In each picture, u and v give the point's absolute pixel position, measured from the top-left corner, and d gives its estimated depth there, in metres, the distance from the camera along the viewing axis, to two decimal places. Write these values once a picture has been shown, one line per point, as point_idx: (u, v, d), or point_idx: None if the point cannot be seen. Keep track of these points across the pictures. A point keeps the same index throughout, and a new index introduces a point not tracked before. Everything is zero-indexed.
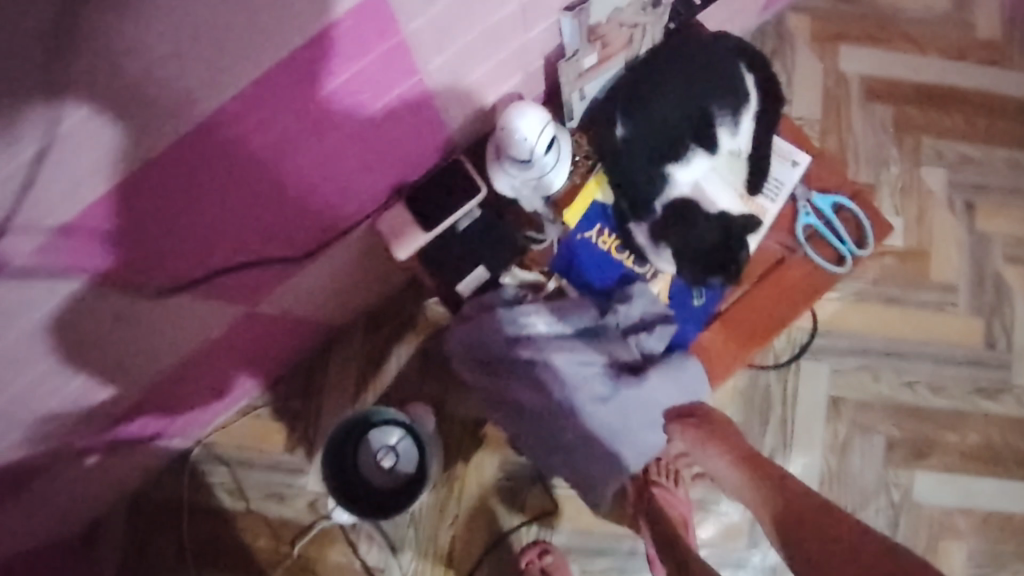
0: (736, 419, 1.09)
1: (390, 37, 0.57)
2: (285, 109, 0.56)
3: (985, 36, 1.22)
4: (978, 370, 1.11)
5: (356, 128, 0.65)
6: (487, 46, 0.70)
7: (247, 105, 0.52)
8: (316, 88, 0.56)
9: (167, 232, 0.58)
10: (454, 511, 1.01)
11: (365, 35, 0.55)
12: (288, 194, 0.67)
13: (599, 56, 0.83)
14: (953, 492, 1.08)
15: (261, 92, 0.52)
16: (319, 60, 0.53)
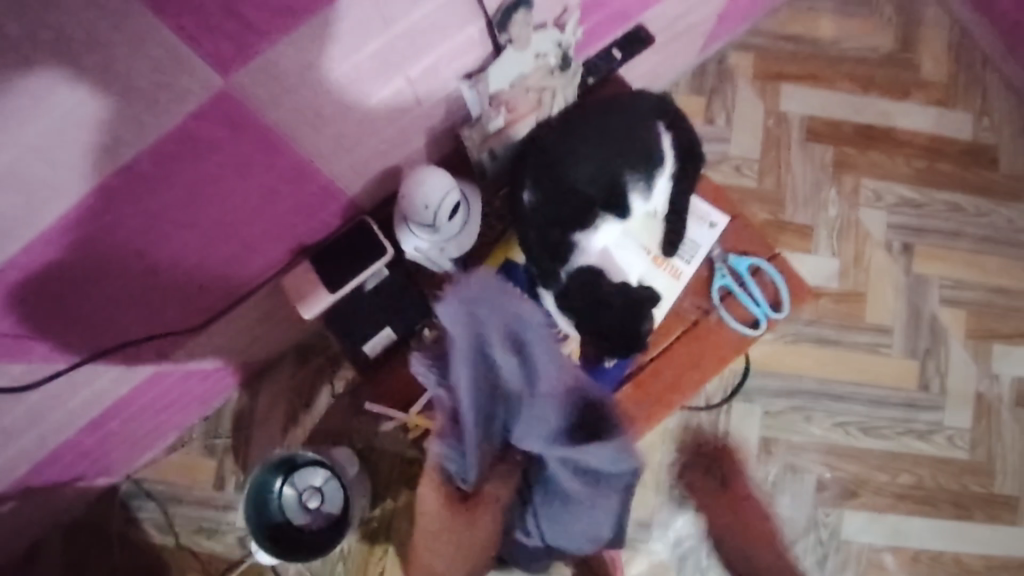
0: (668, 459, 1.10)
1: (247, 130, 0.62)
2: (138, 208, 0.61)
3: (927, 78, 1.19)
4: (910, 413, 1.11)
5: (232, 208, 0.70)
6: (374, 118, 0.72)
7: (105, 202, 0.58)
8: (176, 183, 0.62)
9: (45, 311, 0.64)
10: (383, 546, 1.05)
11: (205, 134, 0.59)
12: (175, 270, 0.72)
13: (506, 118, 0.83)
14: (881, 530, 1.10)
15: (111, 193, 0.57)
16: (168, 159, 0.58)
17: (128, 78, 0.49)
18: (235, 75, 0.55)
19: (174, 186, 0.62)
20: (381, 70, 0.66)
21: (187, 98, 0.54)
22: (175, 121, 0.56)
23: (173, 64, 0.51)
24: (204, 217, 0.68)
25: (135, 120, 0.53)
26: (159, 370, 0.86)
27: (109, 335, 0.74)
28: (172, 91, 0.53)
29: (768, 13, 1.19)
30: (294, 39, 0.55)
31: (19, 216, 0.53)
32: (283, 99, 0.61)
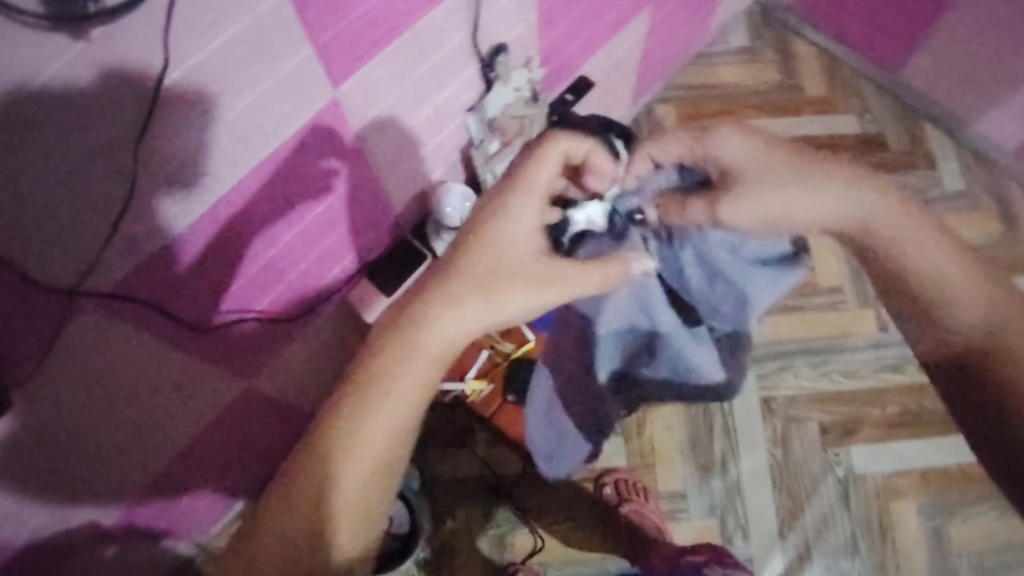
0: (686, 435, 1.24)
1: (343, 134, 0.80)
2: (267, 191, 0.76)
3: (814, 94, 1.47)
4: (880, 351, 1.28)
5: (325, 212, 0.86)
6: (415, 143, 0.93)
7: (254, 182, 0.74)
8: (294, 173, 0.78)
9: (200, 287, 0.76)
10: (453, 562, 1.17)
11: (322, 134, 0.77)
12: (279, 272, 0.86)
13: (500, 141, 1.05)
14: (888, 458, 1.22)
15: (260, 177, 0.74)
16: (292, 151, 0.76)
17: (281, 81, 0.69)
18: (343, 90, 0.76)
19: (300, 183, 0.79)
20: (417, 99, 0.87)
21: (315, 107, 0.74)
22: (304, 124, 0.74)
23: (307, 74, 0.71)
24: (313, 214, 0.84)
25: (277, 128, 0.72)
26: (251, 392, 0.96)
27: (230, 328, 0.85)
28: (300, 100, 0.72)
29: (676, 70, 1.47)
30: (375, 63, 0.77)
31: (200, 194, 0.69)
32: (369, 110, 0.81)
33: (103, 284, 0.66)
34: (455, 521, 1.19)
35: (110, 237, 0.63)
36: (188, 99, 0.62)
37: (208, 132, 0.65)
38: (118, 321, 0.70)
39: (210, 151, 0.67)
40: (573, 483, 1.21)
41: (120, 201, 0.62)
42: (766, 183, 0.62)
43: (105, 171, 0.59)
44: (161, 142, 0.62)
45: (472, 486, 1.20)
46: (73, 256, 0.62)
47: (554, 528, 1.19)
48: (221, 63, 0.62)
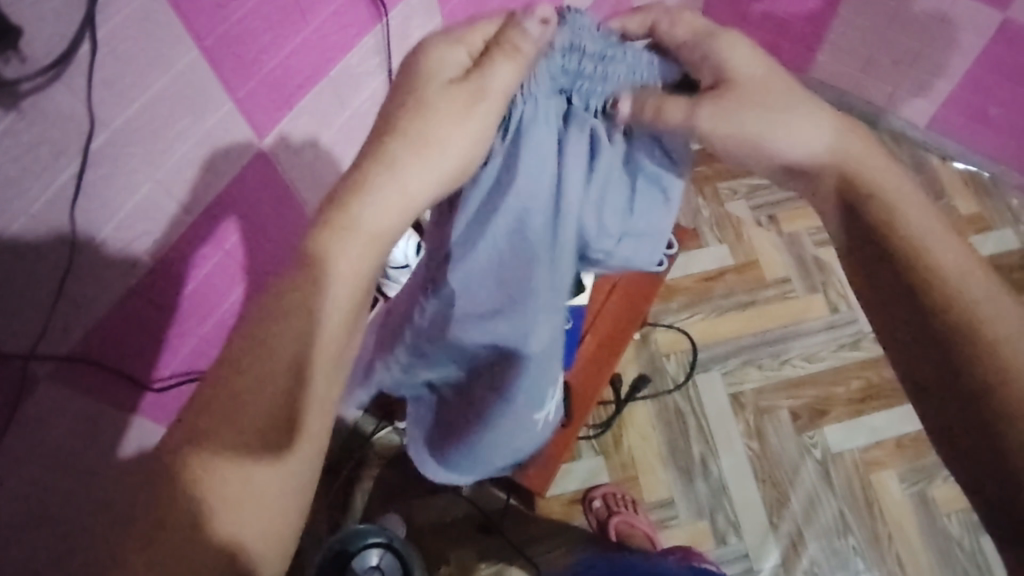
0: (663, 442, 1.25)
1: (275, 182, 0.86)
2: (209, 248, 0.81)
3: None
4: (835, 331, 1.31)
5: (268, 262, 0.92)
6: None
7: (190, 234, 0.77)
8: (233, 227, 0.83)
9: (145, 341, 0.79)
10: None
11: (248, 182, 0.82)
12: (225, 323, 0.91)
13: None
14: (861, 433, 1.24)
15: (195, 227, 0.78)
16: (230, 203, 0.81)
17: (209, 134, 0.72)
18: (268, 142, 0.81)
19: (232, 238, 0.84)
20: (345, 142, 0.92)
21: (241, 161, 0.79)
22: (231, 176, 0.79)
23: (231, 127, 0.74)
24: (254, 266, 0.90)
25: (207, 181, 0.76)
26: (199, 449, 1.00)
27: (180, 381, 0.88)
28: (225, 152, 0.76)
29: None
30: (297, 112, 0.82)
31: (145, 249, 0.72)
32: (297, 157, 0.86)
33: (55, 352, 0.68)
34: (447, 566, 1.17)
35: (55, 302, 0.65)
36: (116, 160, 0.64)
37: (139, 191, 0.68)
38: (69, 389, 0.72)
39: (143, 209, 0.69)
40: (559, 508, 1.21)
41: (62, 267, 0.64)
42: (775, 98, 0.54)
43: (45, 239, 0.61)
44: (95, 204, 0.64)
45: (460, 528, 1.19)
46: (22, 326, 0.63)
47: (548, 554, 1.18)
48: (143, 124, 0.65)
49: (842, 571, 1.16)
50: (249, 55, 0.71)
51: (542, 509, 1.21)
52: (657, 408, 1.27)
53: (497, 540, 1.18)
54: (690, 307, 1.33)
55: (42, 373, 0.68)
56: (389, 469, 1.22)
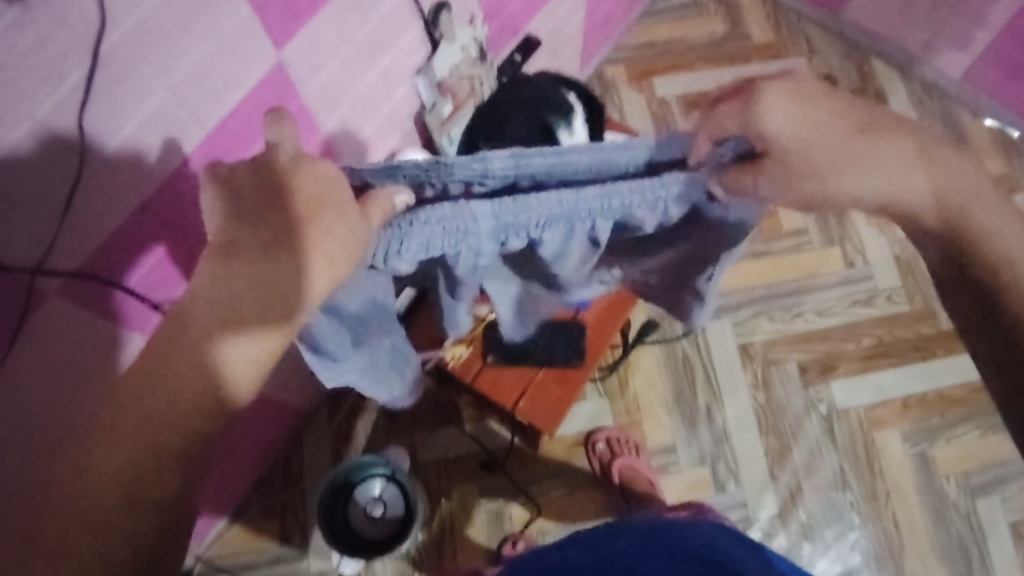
0: (670, 389, 1.25)
1: (293, 101, 0.80)
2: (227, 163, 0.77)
3: (762, 41, 1.48)
4: (849, 286, 1.29)
5: None
6: (367, 110, 0.93)
7: (202, 152, 0.73)
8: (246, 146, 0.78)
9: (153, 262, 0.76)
10: (452, 545, 1.16)
11: (267, 95, 0.76)
12: None
13: (452, 104, 1.07)
14: (867, 390, 1.24)
15: (210, 141, 0.73)
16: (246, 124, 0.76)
17: (224, 43, 0.67)
18: (286, 53, 0.75)
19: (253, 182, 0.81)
20: (362, 61, 0.87)
21: (259, 71, 0.73)
22: (249, 87, 0.74)
23: (248, 34, 0.69)
24: None
25: (220, 95, 0.71)
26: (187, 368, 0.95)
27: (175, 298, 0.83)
28: (242, 62, 0.71)
29: (622, 30, 1.47)
30: (316, 23, 0.76)
31: (151, 163, 0.69)
32: (316, 75, 0.81)
33: (59, 272, 0.66)
34: (450, 501, 1.18)
35: (65, 214, 0.63)
36: (128, 64, 0.60)
37: (152, 99, 0.64)
38: (78, 305, 0.71)
39: (156, 118, 0.66)
40: (564, 449, 1.21)
41: (69, 178, 0.62)
42: (829, 158, 0.51)
43: (50, 146, 0.58)
44: (105, 111, 0.61)
45: (462, 464, 1.19)
46: (27, 238, 0.61)
47: (551, 492, 1.19)
48: (155, 27, 0.60)
49: (837, 525, 1.18)
50: None
51: (546, 449, 1.21)
52: (665, 354, 1.26)
53: (502, 476, 1.19)
54: None
55: (50, 289, 0.67)
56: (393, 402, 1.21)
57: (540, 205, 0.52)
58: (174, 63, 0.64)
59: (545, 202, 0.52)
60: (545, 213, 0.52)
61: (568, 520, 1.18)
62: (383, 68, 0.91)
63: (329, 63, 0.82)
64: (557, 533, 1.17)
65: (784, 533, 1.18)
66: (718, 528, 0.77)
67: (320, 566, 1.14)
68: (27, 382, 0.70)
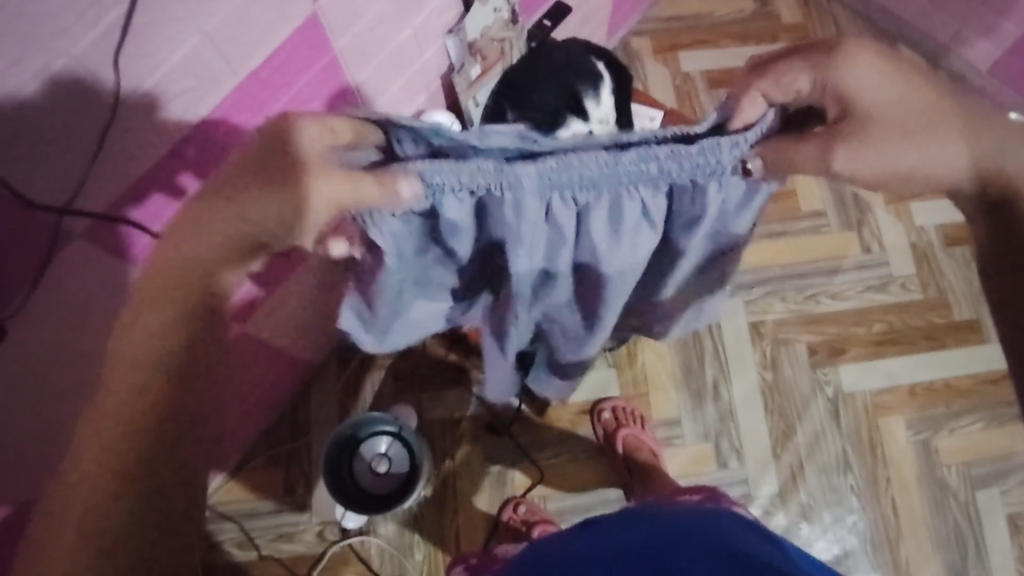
0: (678, 364, 1.25)
1: (326, 54, 0.79)
2: (259, 114, 0.76)
3: (790, 21, 1.46)
4: (864, 272, 1.29)
5: None
6: (396, 67, 0.92)
7: (235, 99, 0.72)
8: (276, 97, 0.77)
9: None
10: (453, 505, 1.17)
11: (301, 47, 0.75)
12: None
13: (481, 67, 1.04)
14: (875, 376, 1.24)
15: (244, 90, 0.72)
16: (279, 72, 0.75)
17: None
18: (323, 4, 0.73)
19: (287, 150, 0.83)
20: (397, 17, 0.85)
21: (295, 20, 0.71)
22: (285, 37, 0.72)
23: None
24: None
25: (256, 44, 0.69)
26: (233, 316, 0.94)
27: None
28: (279, 10, 0.69)
29: (651, 3, 1.45)
30: None
31: (184, 108, 0.68)
32: (350, 29, 0.79)
33: (85, 212, 0.66)
34: (454, 461, 1.19)
35: (93, 154, 0.63)
36: (165, 5, 0.58)
37: (188, 42, 0.63)
38: (104, 247, 0.70)
39: (191, 63, 0.65)
40: (569, 417, 1.22)
41: (103, 116, 0.61)
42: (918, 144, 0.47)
43: (85, 83, 0.57)
44: (140, 51, 0.60)
45: (469, 426, 1.20)
46: (55, 175, 0.61)
47: (555, 459, 1.20)
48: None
49: (836, 508, 1.19)
50: None
51: (552, 416, 1.21)
52: None
53: (507, 440, 1.20)
54: None
55: (75, 229, 0.66)
56: (403, 362, 1.21)
57: (582, 162, 0.50)
58: (214, 8, 0.62)
59: (590, 160, 0.50)
60: (589, 174, 0.50)
61: (571, 488, 1.19)
62: (416, 25, 0.88)
63: (365, 17, 0.80)
64: (559, 499, 1.18)
65: (783, 512, 1.19)
66: (745, 518, 0.76)
67: (322, 518, 1.15)
68: (47, 318, 0.70)
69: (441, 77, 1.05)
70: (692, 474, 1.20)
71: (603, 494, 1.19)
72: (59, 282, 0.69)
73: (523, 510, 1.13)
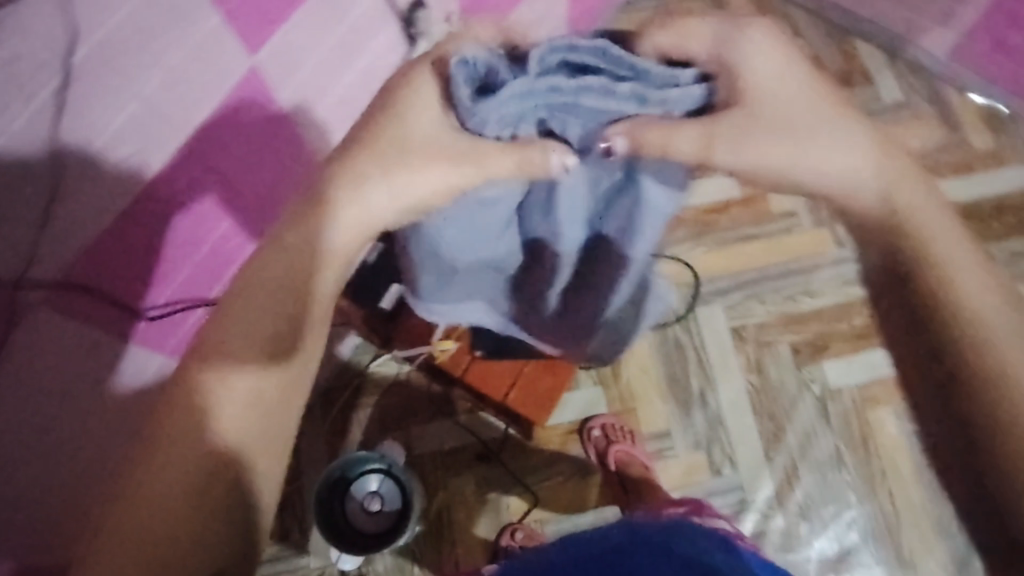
0: (663, 375, 1.25)
1: (272, 105, 0.80)
2: (209, 168, 0.77)
3: None
4: (840, 267, 1.30)
5: (265, 190, 0.87)
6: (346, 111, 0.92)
7: (181, 156, 0.73)
8: (224, 153, 0.78)
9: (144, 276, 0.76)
10: (450, 537, 1.17)
11: (244, 100, 0.76)
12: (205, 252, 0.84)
13: None
14: (860, 369, 1.24)
15: (191, 148, 0.73)
16: (224, 126, 0.76)
17: (196, 52, 0.68)
18: (260, 58, 0.75)
19: (235, 213, 0.84)
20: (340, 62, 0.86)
21: (234, 76, 0.73)
22: (226, 91, 0.73)
23: (219, 42, 0.70)
24: (247, 191, 0.84)
25: (197, 103, 0.71)
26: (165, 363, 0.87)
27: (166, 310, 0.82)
28: (216, 69, 0.71)
29: (605, 19, 1.44)
30: (289, 26, 0.77)
31: (132, 172, 0.68)
32: (293, 78, 0.81)
33: (42, 284, 0.64)
34: (447, 493, 1.19)
35: (46, 227, 0.63)
36: (99, 76, 0.60)
37: (127, 109, 0.64)
38: (65, 314, 0.69)
39: (134, 128, 0.66)
40: (558, 438, 1.22)
41: (52, 186, 0.61)
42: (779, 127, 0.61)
43: (33, 160, 0.59)
44: (79, 123, 0.61)
45: (459, 456, 1.20)
46: (13, 251, 0.60)
47: (547, 480, 1.20)
48: (125, 36, 0.61)
49: (834, 505, 1.19)
50: None
51: (542, 439, 1.22)
52: (658, 340, 1.26)
53: (497, 467, 1.20)
54: (692, 239, 1.30)
55: (36, 302, 0.65)
56: (388, 399, 1.22)
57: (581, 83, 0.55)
58: (150, 73, 0.64)
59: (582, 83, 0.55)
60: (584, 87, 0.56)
61: (567, 509, 1.18)
62: (362, 69, 0.90)
63: (307, 67, 0.82)
64: (556, 521, 1.18)
65: (782, 515, 1.18)
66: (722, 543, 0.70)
67: (321, 560, 1.15)
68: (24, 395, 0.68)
69: None
70: (686, 487, 1.20)
71: (599, 513, 1.18)
72: (27, 354, 0.67)
73: (521, 536, 1.14)
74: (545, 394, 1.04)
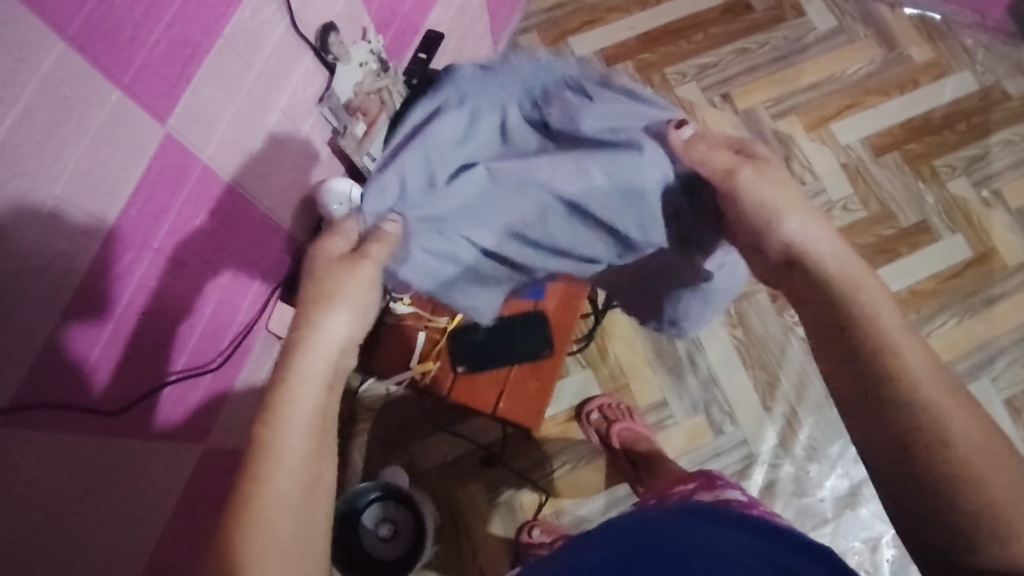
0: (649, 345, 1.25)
1: (194, 167, 0.77)
2: (148, 245, 0.74)
3: None
4: None
5: (202, 255, 0.83)
6: (275, 151, 0.89)
7: (112, 241, 0.69)
8: (155, 229, 0.74)
9: (114, 364, 0.74)
10: (469, 546, 1.16)
11: (163, 170, 0.73)
12: (151, 322, 0.78)
13: (365, 123, 1.01)
14: (919, 270, 1.25)
15: (119, 231, 0.70)
16: (148, 202, 0.72)
17: (102, 133, 0.65)
18: (173, 124, 0.73)
19: (176, 279, 0.80)
20: (260, 105, 0.84)
21: (147, 150, 0.70)
22: (144, 164, 0.70)
23: (126, 117, 0.67)
24: (189, 258, 0.81)
25: (115, 183, 0.67)
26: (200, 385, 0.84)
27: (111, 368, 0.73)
28: (127, 145, 0.68)
29: None
30: (196, 84, 0.74)
31: (70, 271, 0.65)
32: (212, 136, 0.78)
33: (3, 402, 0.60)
34: (458, 503, 1.19)
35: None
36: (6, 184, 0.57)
37: (43, 209, 0.61)
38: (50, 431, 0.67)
39: (55, 228, 0.62)
40: (557, 428, 1.22)
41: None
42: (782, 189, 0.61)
43: None
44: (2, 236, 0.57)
45: (463, 463, 1.20)
46: None
47: (554, 471, 1.20)
48: (21, 140, 0.57)
49: (837, 441, 1.19)
50: (122, 33, 0.63)
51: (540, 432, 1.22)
52: None
53: (503, 467, 1.20)
54: None
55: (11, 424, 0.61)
56: (383, 422, 1.22)
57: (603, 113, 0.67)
58: (58, 171, 0.61)
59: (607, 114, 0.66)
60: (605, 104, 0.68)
61: (579, 495, 1.18)
62: (282, 105, 0.87)
63: (223, 118, 0.79)
64: (570, 510, 1.17)
65: (789, 461, 1.19)
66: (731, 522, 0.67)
67: None
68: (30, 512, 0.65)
69: (328, 145, 1.00)
70: (692, 451, 1.20)
71: (611, 493, 1.18)
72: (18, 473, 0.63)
73: (539, 532, 1.12)
74: (530, 406, 1.06)
